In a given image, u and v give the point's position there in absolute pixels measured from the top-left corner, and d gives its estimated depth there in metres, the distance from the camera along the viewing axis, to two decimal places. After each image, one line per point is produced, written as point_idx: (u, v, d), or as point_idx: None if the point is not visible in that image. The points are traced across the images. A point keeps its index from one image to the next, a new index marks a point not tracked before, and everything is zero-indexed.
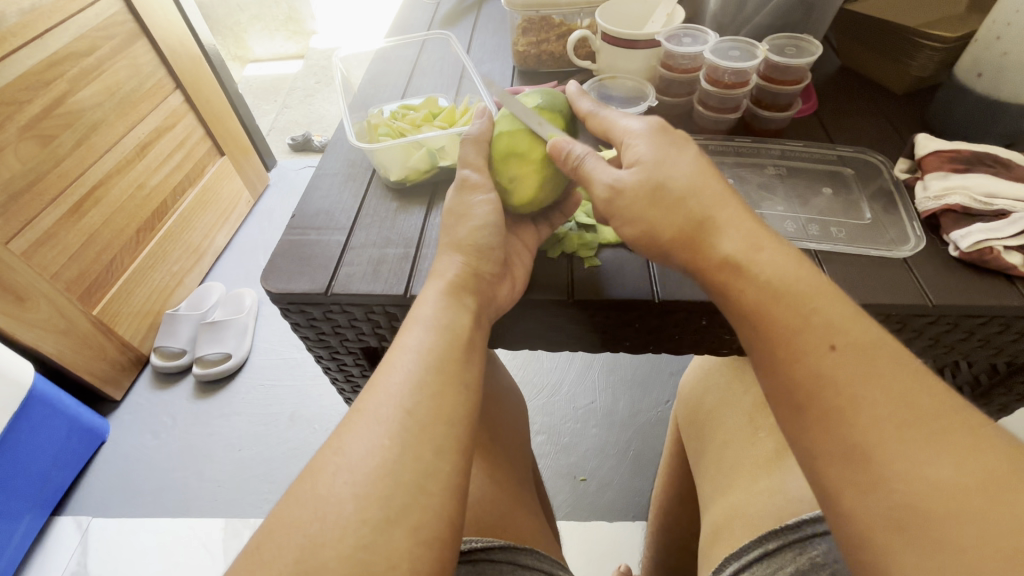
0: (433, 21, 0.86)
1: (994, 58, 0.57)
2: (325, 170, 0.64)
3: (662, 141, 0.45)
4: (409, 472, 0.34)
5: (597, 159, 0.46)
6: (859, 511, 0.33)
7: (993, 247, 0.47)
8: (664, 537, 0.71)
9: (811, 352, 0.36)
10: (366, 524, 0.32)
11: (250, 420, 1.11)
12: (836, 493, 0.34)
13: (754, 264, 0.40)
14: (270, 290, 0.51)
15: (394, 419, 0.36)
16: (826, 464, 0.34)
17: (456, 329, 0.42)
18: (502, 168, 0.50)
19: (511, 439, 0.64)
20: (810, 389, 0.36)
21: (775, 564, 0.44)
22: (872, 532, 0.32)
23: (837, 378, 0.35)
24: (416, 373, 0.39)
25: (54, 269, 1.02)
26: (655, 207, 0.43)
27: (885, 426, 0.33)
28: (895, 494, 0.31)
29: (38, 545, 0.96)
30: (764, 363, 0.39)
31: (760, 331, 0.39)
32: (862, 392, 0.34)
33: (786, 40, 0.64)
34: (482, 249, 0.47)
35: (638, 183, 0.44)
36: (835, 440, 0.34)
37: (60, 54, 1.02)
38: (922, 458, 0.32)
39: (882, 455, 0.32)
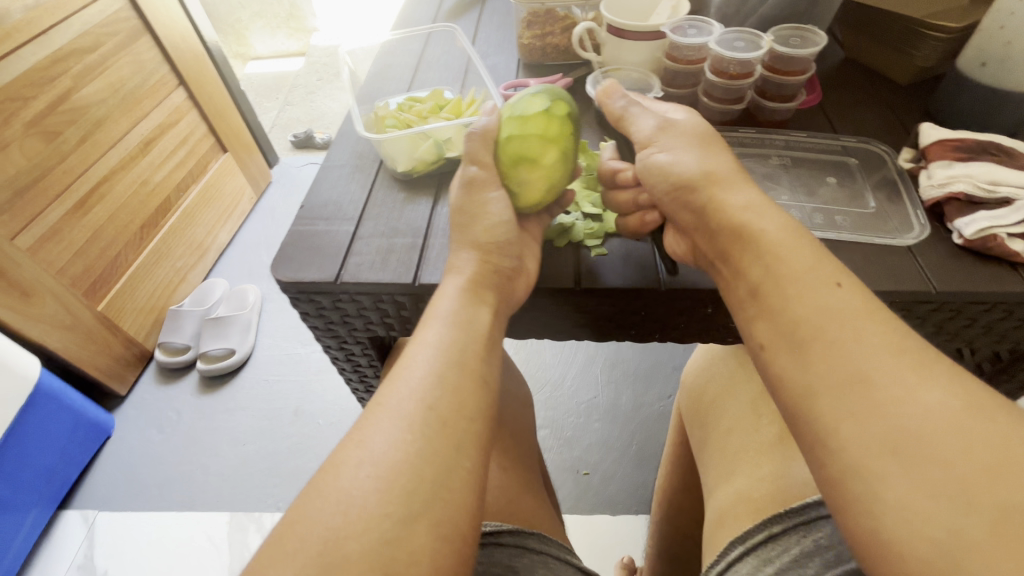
0: (437, 15, 0.87)
1: (998, 47, 0.58)
2: (332, 162, 0.64)
3: (701, 116, 0.52)
4: (431, 469, 0.35)
5: (640, 110, 0.53)
6: (851, 438, 0.33)
7: (996, 234, 0.48)
8: (667, 527, 0.71)
9: (817, 292, 0.38)
10: (390, 518, 0.32)
11: (254, 415, 1.12)
12: (833, 423, 0.34)
13: (757, 256, 0.42)
14: (279, 279, 0.52)
15: (416, 414, 0.37)
16: (824, 396, 0.35)
17: (476, 325, 0.43)
18: (513, 173, 0.50)
19: (516, 430, 0.65)
20: (814, 326, 0.37)
21: (780, 547, 0.45)
22: (866, 457, 0.32)
23: (841, 311, 0.36)
24: (437, 367, 0.39)
25: (60, 264, 1.03)
26: (701, 146, 0.49)
27: (881, 354, 0.34)
28: (889, 416, 0.32)
29: (45, 538, 0.97)
30: (767, 311, 0.40)
31: (772, 278, 0.40)
32: (861, 327, 0.35)
33: (790, 31, 0.65)
34: (498, 247, 0.48)
35: (691, 124, 0.50)
36: (832, 371, 0.35)
37: (65, 51, 1.02)
38: (916, 384, 0.32)
39: (879, 382, 0.33)
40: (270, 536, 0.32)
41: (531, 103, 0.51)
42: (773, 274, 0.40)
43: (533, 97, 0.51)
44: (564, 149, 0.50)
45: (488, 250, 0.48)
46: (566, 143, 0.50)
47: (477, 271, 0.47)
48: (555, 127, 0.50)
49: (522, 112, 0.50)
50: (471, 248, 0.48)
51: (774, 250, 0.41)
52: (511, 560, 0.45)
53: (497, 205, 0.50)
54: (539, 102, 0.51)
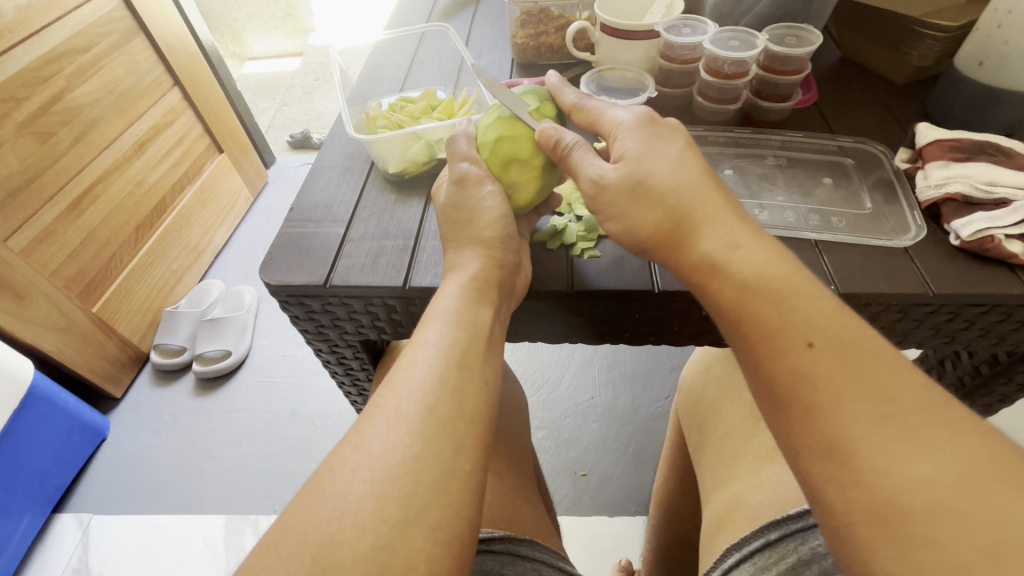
0: (431, 14, 0.86)
1: (995, 46, 0.57)
2: (323, 163, 0.63)
3: (652, 132, 0.44)
4: (428, 472, 0.34)
5: (585, 150, 0.46)
6: (840, 509, 0.32)
7: (994, 236, 0.47)
8: (665, 530, 0.71)
9: (788, 350, 0.35)
10: (385, 523, 0.32)
11: (250, 417, 1.11)
12: (819, 489, 0.33)
13: (729, 276, 0.39)
14: (269, 283, 0.51)
15: (414, 415, 0.36)
16: (808, 460, 0.33)
17: (478, 326, 0.42)
18: (507, 171, 0.50)
19: (512, 434, 0.64)
20: (790, 385, 0.35)
21: (776, 555, 0.44)
22: (854, 528, 0.31)
23: (817, 375, 0.34)
24: (437, 368, 0.38)
25: (53, 266, 1.02)
26: (634, 204, 0.43)
27: (863, 421, 0.32)
28: (875, 491, 0.31)
29: (39, 542, 0.96)
30: (745, 361, 0.38)
31: (744, 332, 0.38)
32: (841, 388, 0.33)
33: (786, 30, 0.64)
34: (501, 241, 0.47)
35: (619, 179, 0.43)
36: (813, 437, 0.33)
37: (58, 51, 1.01)
38: (903, 455, 0.31)
39: (863, 453, 0.31)
40: (263, 542, 0.32)
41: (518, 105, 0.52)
42: (741, 330, 0.38)
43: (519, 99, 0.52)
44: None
45: (486, 252, 0.47)
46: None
47: (482, 266, 0.46)
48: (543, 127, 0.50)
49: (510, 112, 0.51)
50: (466, 250, 0.47)
51: (737, 309, 0.38)
52: (504, 567, 0.44)
53: (495, 202, 0.49)
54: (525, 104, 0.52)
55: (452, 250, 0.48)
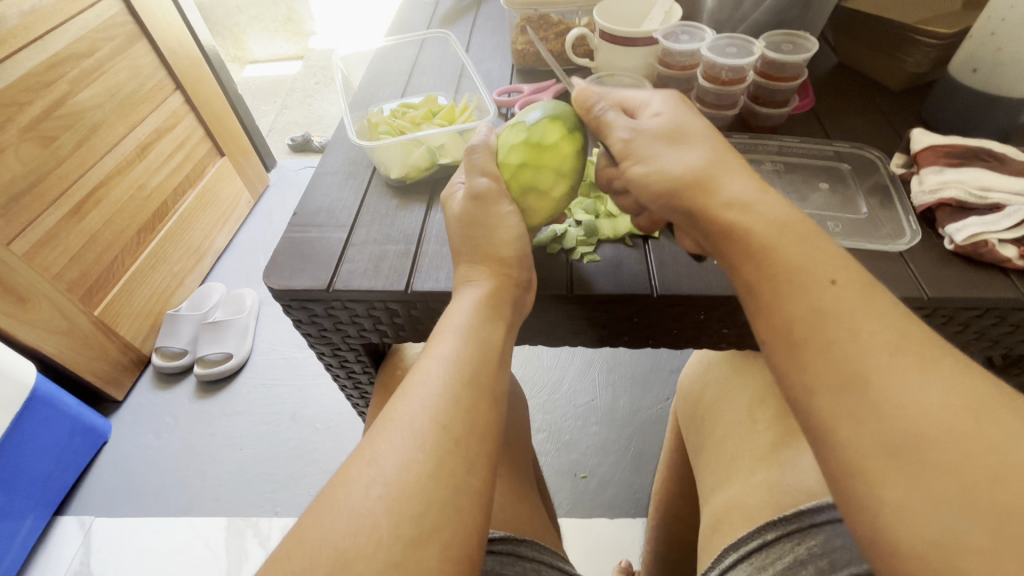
0: (432, 20, 0.87)
1: (989, 53, 0.58)
2: (326, 168, 0.64)
3: (681, 99, 0.48)
4: (441, 490, 0.34)
5: (616, 111, 0.48)
6: (852, 441, 0.31)
7: (988, 239, 0.48)
8: (664, 531, 0.71)
9: (813, 286, 0.36)
10: (399, 539, 0.32)
11: (251, 420, 1.11)
12: (831, 423, 0.32)
13: (760, 215, 0.39)
14: (272, 287, 0.52)
15: (428, 432, 0.36)
16: (822, 395, 0.33)
17: (491, 343, 0.43)
18: (523, 196, 0.51)
19: (511, 437, 0.64)
20: (809, 322, 0.35)
21: (773, 555, 0.44)
22: (866, 459, 0.31)
23: (839, 309, 0.34)
24: (450, 384, 0.39)
25: (55, 270, 1.03)
26: (673, 148, 0.44)
27: (882, 352, 0.32)
28: (890, 419, 0.31)
29: (41, 544, 0.97)
30: (761, 306, 0.38)
31: (765, 275, 0.38)
32: (860, 322, 0.33)
33: (783, 36, 0.65)
34: (518, 259, 0.48)
35: (658, 127, 0.45)
36: (830, 369, 0.33)
37: (61, 56, 1.02)
38: (918, 383, 0.31)
39: (878, 382, 0.31)
40: (277, 551, 0.32)
41: (549, 132, 0.50)
42: (765, 276, 0.38)
43: (551, 123, 0.51)
44: (571, 182, 0.52)
45: (489, 259, 0.47)
46: (574, 175, 0.52)
47: (495, 283, 0.46)
48: (566, 161, 0.51)
49: (540, 139, 0.50)
50: (471, 257, 0.48)
51: (763, 250, 0.38)
52: (506, 568, 0.44)
53: (516, 220, 0.49)
54: (557, 133, 0.50)
55: (461, 265, 0.48)
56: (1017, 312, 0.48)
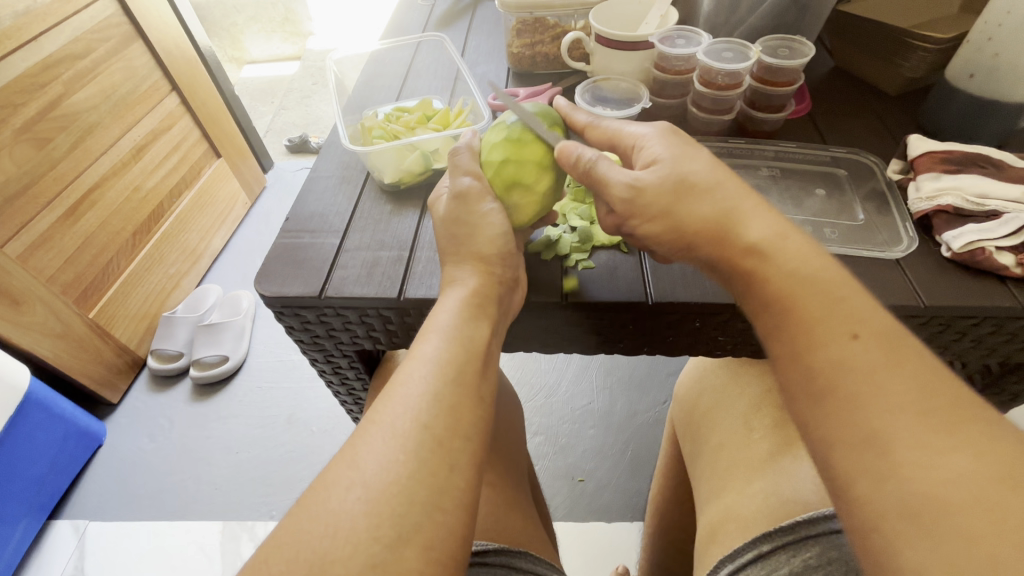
0: (428, 22, 0.86)
1: (986, 59, 0.57)
2: (320, 172, 0.64)
3: (678, 139, 0.46)
4: (423, 491, 0.34)
5: (609, 162, 0.46)
6: (871, 501, 0.31)
7: (985, 247, 0.47)
8: (660, 538, 0.71)
9: (834, 339, 0.36)
10: (379, 542, 0.32)
11: (247, 423, 1.11)
12: (850, 481, 0.33)
13: (779, 266, 0.39)
14: (264, 294, 0.51)
15: (411, 433, 0.36)
16: (841, 452, 0.33)
17: (476, 341, 0.42)
18: (508, 191, 0.50)
19: (506, 443, 0.64)
20: (829, 374, 0.35)
21: (769, 567, 0.44)
22: (883, 521, 0.31)
23: (861, 365, 0.34)
24: (434, 386, 0.38)
25: (49, 273, 1.02)
26: (681, 200, 0.43)
27: (904, 414, 0.32)
28: (910, 482, 0.30)
29: (34, 548, 0.96)
30: (780, 353, 0.38)
31: (784, 322, 0.38)
32: (882, 380, 0.33)
33: (778, 41, 0.65)
34: (501, 255, 0.48)
35: (660, 181, 0.44)
36: (849, 426, 0.33)
37: (56, 57, 1.02)
38: (942, 449, 0.31)
39: (898, 444, 0.32)
40: (256, 556, 0.32)
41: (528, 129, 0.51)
42: (784, 321, 0.38)
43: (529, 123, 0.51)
44: (557, 178, 0.51)
45: (478, 266, 0.46)
46: (559, 169, 0.51)
47: (480, 281, 0.46)
48: (549, 154, 0.50)
49: (520, 136, 0.50)
50: (459, 260, 0.47)
51: (782, 299, 0.38)
52: None
53: (498, 219, 0.49)
54: (536, 129, 0.50)
55: (450, 266, 0.48)
56: (1015, 320, 0.47)
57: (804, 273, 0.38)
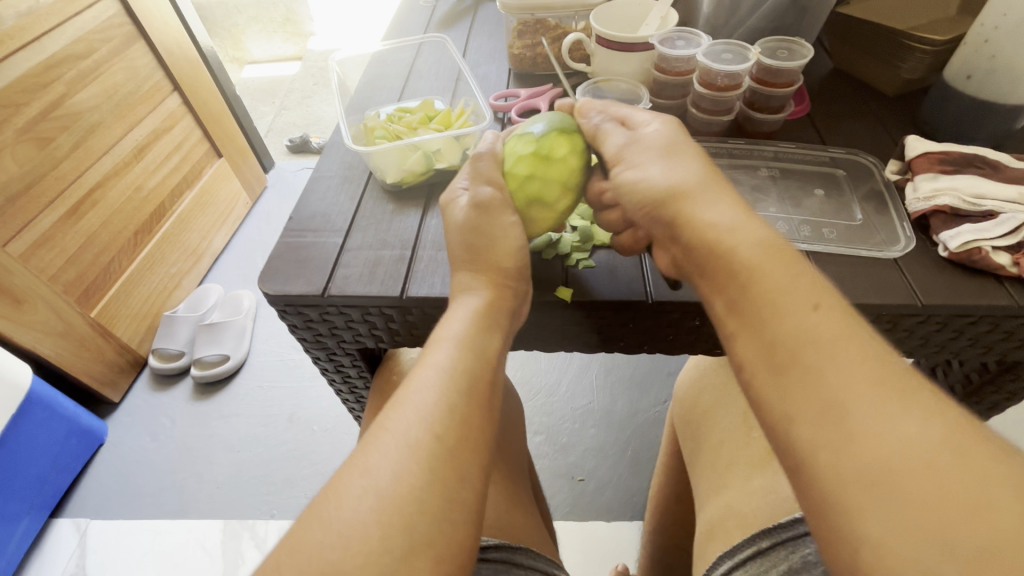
0: (430, 23, 0.87)
1: (983, 61, 0.58)
2: (322, 172, 0.64)
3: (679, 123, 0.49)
4: (434, 500, 0.34)
5: (613, 125, 0.50)
6: (829, 472, 0.30)
7: (982, 247, 0.48)
8: (661, 536, 0.71)
9: (795, 310, 0.35)
10: (390, 552, 0.32)
11: (248, 422, 1.11)
12: (809, 454, 0.31)
13: (747, 236, 0.39)
14: (267, 292, 0.52)
15: (423, 441, 0.36)
16: (800, 424, 0.32)
17: (486, 351, 0.43)
18: (528, 207, 0.50)
19: (507, 442, 0.64)
20: (790, 345, 0.34)
21: (767, 563, 0.44)
22: (842, 493, 0.29)
23: (820, 333, 0.33)
24: (447, 395, 0.38)
25: (52, 272, 1.03)
26: (665, 157, 0.45)
27: (861, 381, 0.31)
28: (866, 449, 0.29)
29: (36, 547, 0.97)
30: (742, 328, 0.37)
31: (746, 294, 0.38)
32: (838, 348, 0.33)
33: (778, 43, 0.65)
34: (515, 266, 0.48)
35: (654, 137, 0.47)
36: (809, 397, 0.32)
37: (58, 57, 1.02)
38: (897, 414, 0.29)
39: (855, 411, 0.30)
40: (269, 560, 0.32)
41: (559, 146, 0.50)
42: (746, 291, 0.38)
43: (558, 137, 0.50)
44: (576, 194, 0.52)
45: (481, 274, 0.47)
46: (581, 186, 0.52)
47: (488, 285, 0.46)
48: (574, 173, 0.51)
49: (548, 152, 0.50)
50: (467, 264, 0.48)
51: (749, 270, 0.38)
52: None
53: (516, 228, 0.49)
54: (566, 147, 0.50)
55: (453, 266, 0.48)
56: (1011, 319, 0.48)
57: (767, 248, 0.39)
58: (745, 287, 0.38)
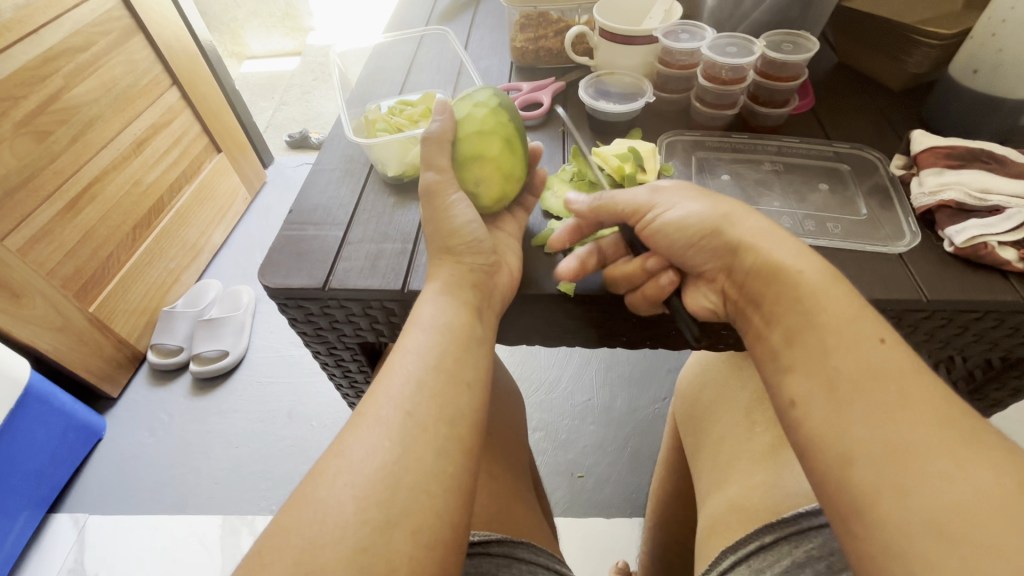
0: (431, 16, 0.86)
1: (989, 55, 0.58)
2: (322, 165, 0.63)
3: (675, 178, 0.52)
4: (410, 474, 0.34)
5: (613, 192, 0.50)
6: (898, 516, 0.32)
7: (987, 242, 0.48)
8: (661, 532, 0.71)
9: (862, 345, 0.38)
10: (367, 524, 0.32)
11: (248, 418, 1.11)
12: (875, 496, 0.33)
13: (815, 266, 0.42)
14: (267, 285, 0.51)
15: (395, 420, 0.36)
16: (866, 465, 0.34)
17: (455, 326, 0.42)
18: (465, 171, 0.50)
19: (508, 436, 0.64)
20: (856, 381, 0.36)
21: (772, 557, 0.44)
22: (910, 536, 0.31)
23: (888, 370, 0.36)
24: (417, 373, 0.38)
25: (50, 266, 1.02)
26: (704, 195, 0.48)
27: (931, 427, 0.33)
28: (936, 493, 0.31)
29: (34, 543, 0.96)
30: (803, 363, 0.39)
31: (812, 327, 0.40)
32: (909, 391, 0.35)
33: (783, 36, 0.65)
34: (472, 244, 0.46)
35: (676, 186, 0.49)
36: (877, 438, 0.34)
37: (56, 50, 1.01)
38: (968, 462, 0.32)
39: (925, 455, 0.32)
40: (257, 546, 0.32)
41: (462, 107, 0.52)
42: (814, 320, 0.40)
43: (462, 102, 0.53)
44: (509, 145, 0.52)
45: (463, 254, 0.46)
46: (506, 131, 0.51)
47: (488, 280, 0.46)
48: (490, 121, 0.51)
49: (457, 116, 0.52)
50: (444, 254, 0.46)
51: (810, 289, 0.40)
52: (503, 569, 0.44)
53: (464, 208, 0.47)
54: (468, 105, 0.52)
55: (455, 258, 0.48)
56: (1017, 315, 0.48)
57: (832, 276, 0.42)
58: (802, 308, 0.41)
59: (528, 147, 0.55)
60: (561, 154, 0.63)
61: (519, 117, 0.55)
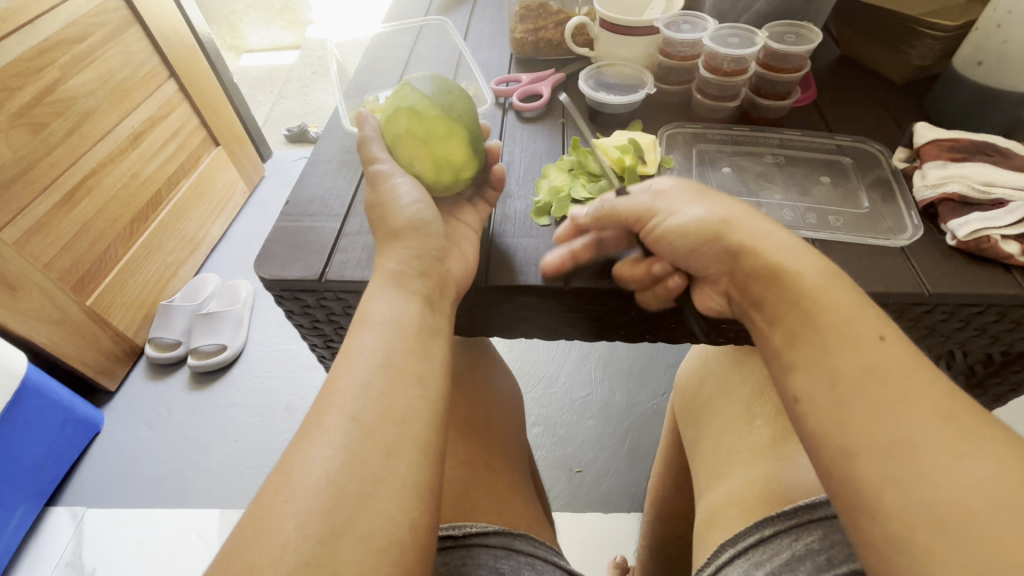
0: (431, 7, 0.85)
1: (994, 46, 0.57)
2: (319, 156, 0.63)
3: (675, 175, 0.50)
4: (354, 482, 0.33)
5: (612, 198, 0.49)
6: (898, 511, 0.32)
7: (990, 235, 0.47)
8: (659, 527, 0.71)
9: (863, 342, 0.37)
10: (309, 540, 0.31)
11: (245, 412, 1.11)
12: (875, 491, 0.33)
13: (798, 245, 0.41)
14: (263, 277, 0.51)
15: (337, 428, 0.35)
16: (867, 460, 0.33)
17: (403, 321, 0.40)
18: (397, 155, 0.50)
19: (506, 430, 0.64)
20: (856, 378, 0.36)
21: (771, 550, 0.44)
22: (911, 531, 0.31)
23: (888, 364, 0.35)
24: (362, 377, 0.37)
25: (47, 259, 1.01)
26: (701, 199, 0.46)
27: (930, 419, 0.33)
28: (937, 488, 0.31)
29: (32, 535, 0.96)
30: (802, 359, 0.39)
31: (810, 322, 0.39)
32: (905, 383, 0.34)
33: (786, 27, 0.64)
34: (412, 226, 0.45)
35: (676, 187, 0.48)
36: (876, 435, 0.34)
37: (52, 41, 1.00)
38: (967, 454, 0.32)
39: (924, 449, 0.32)
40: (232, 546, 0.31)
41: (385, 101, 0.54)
42: (811, 322, 0.39)
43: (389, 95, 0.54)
44: (416, 113, 0.49)
45: (406, 237, 0.44)
46: (410, 99, 0.50)
47: (437, 274, 0.45)
48: (398, 98, 0.51)
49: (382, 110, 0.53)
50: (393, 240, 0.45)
51: None
52: (497, 561, 0.44)
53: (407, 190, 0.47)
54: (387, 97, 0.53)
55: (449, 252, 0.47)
56: (1018, 309, 0.47)
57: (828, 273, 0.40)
58: None
59: (465, 112, 0.52)
60: (560, 146, 0.63)
61: (448, 84, 0.52)
